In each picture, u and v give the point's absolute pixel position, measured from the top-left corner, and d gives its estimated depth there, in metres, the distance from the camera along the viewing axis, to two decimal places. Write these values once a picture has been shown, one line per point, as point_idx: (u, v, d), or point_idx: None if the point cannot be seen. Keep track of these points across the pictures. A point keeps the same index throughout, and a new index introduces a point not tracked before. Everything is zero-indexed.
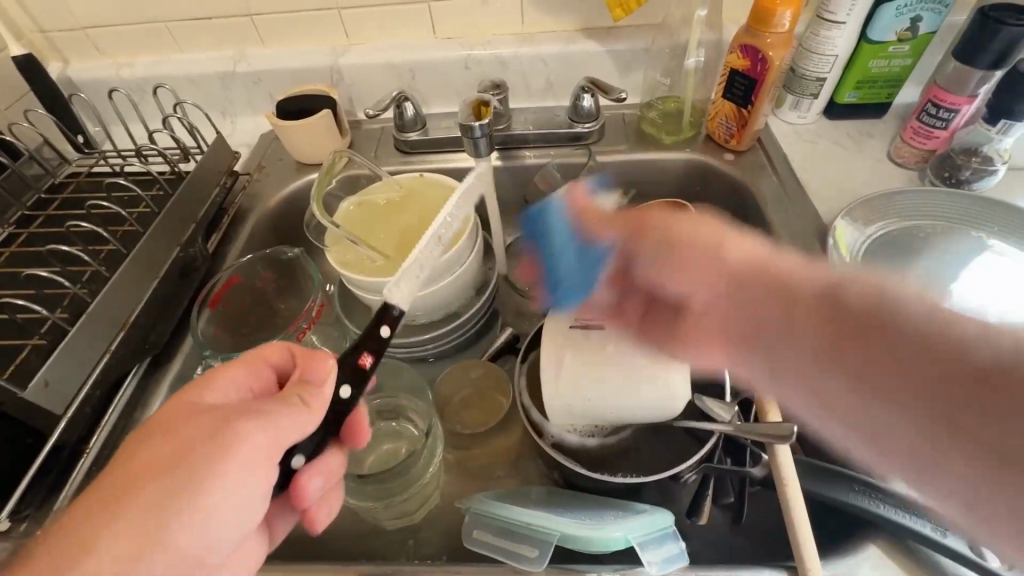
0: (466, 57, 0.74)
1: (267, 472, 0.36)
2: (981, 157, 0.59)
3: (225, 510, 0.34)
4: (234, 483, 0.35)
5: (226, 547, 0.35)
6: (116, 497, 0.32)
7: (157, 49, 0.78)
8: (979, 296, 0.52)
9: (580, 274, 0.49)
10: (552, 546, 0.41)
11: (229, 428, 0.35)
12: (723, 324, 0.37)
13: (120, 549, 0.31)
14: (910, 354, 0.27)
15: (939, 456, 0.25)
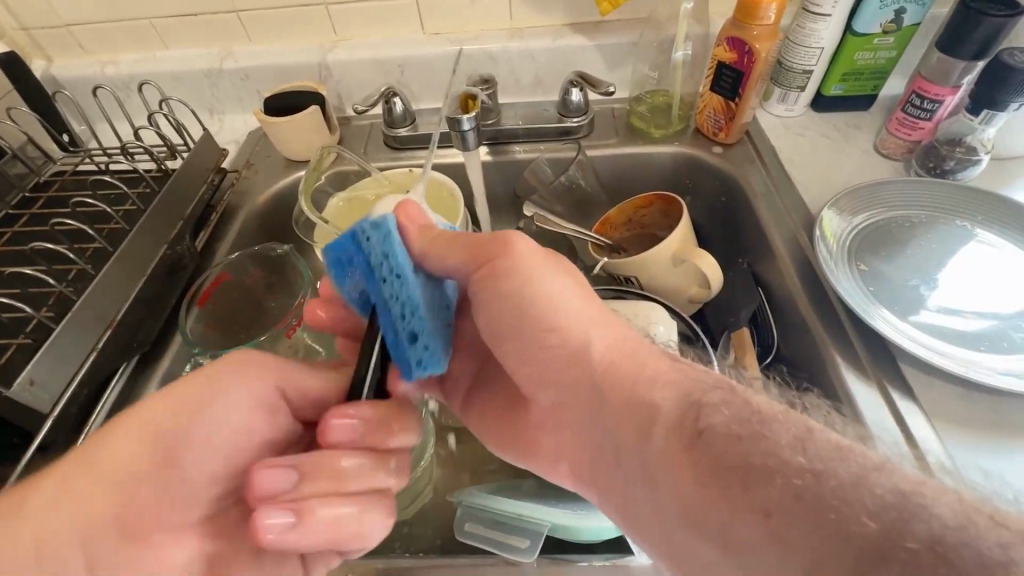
0: (454, 52, 0.74)
1: (257, 416, 0.40)
2: (965, 147, 0.60)
3: (222, 435, 0.39)
4: (227, 412, 0.39)
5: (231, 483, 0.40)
6: (105, 438, 0.37)
7: (142, 46, 0.77)
8: (965, 285, 0.53)
9: (429, 315, 0.36)
10: (544, 536, 0.42)
11: (217, 373, 0.40)
12: (577, 458, 0.39)
13: (129, 466, 0.37)
14: (726, 481, 0.28)
15: (733, 531, 0.27)
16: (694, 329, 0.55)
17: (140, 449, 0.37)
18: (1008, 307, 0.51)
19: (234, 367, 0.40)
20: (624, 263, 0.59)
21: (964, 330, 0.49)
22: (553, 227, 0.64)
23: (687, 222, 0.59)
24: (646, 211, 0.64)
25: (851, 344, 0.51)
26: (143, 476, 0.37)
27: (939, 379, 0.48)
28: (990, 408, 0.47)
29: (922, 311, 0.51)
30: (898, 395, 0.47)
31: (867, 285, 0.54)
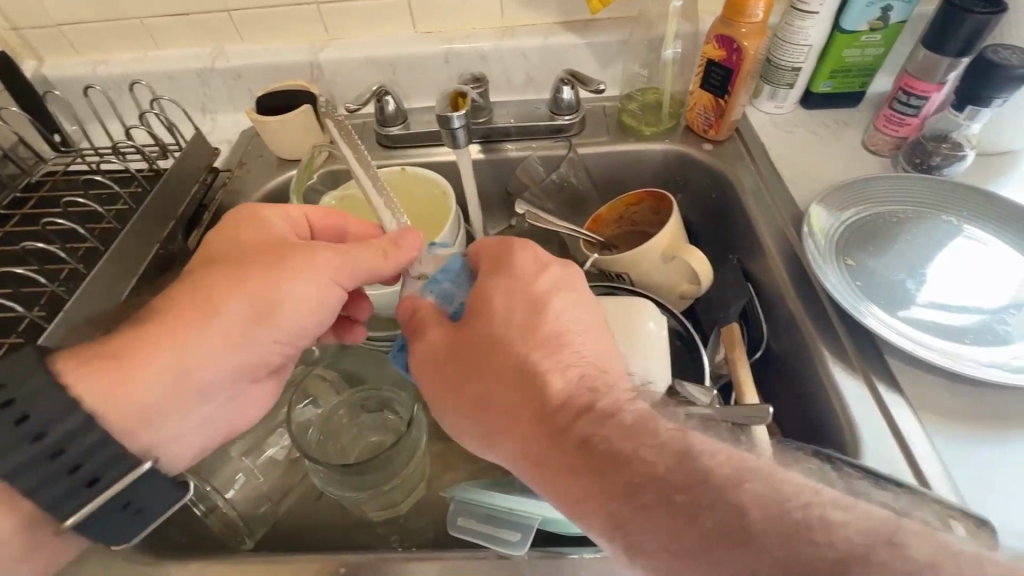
0: (446, 51, 0.74)
1: (329, 286, 0.46)
2: (951, 143, 0.61)
3: (300, 302, 0.45)
4: (308, 283, 0.45)
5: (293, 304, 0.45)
6: (207, 290, 0.43)
7: (133, 46, 0.77)
8: (950, 279, 0.54)
9: None
10: (534, 529, 0.42)
11: (310, 250, 0.46)
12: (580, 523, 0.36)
13: (239, 319, 0.43)
14: (707, 532, 0.29)
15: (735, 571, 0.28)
16: (685, 325, 0.55)
17: (241, 306, 0.43)
18: (991, 301, 0.51)
19: (330, 255, 0.46)
20: (615, 259, 0.60)
21: (949, 324, 0.50)
22: (545, 224, 0.64)
23: (677, 218, 0.60)
24: (637, 208, 0.65)
25: (838, 337, 0.51)
26: (249, 326, 0.43)
27: (923, 372, 0.49)
28: (974, 400, 0.47)
29: (907, 305, 0.52)
30: (883, 388, 0.48)
31: (854, 280, 0.54)
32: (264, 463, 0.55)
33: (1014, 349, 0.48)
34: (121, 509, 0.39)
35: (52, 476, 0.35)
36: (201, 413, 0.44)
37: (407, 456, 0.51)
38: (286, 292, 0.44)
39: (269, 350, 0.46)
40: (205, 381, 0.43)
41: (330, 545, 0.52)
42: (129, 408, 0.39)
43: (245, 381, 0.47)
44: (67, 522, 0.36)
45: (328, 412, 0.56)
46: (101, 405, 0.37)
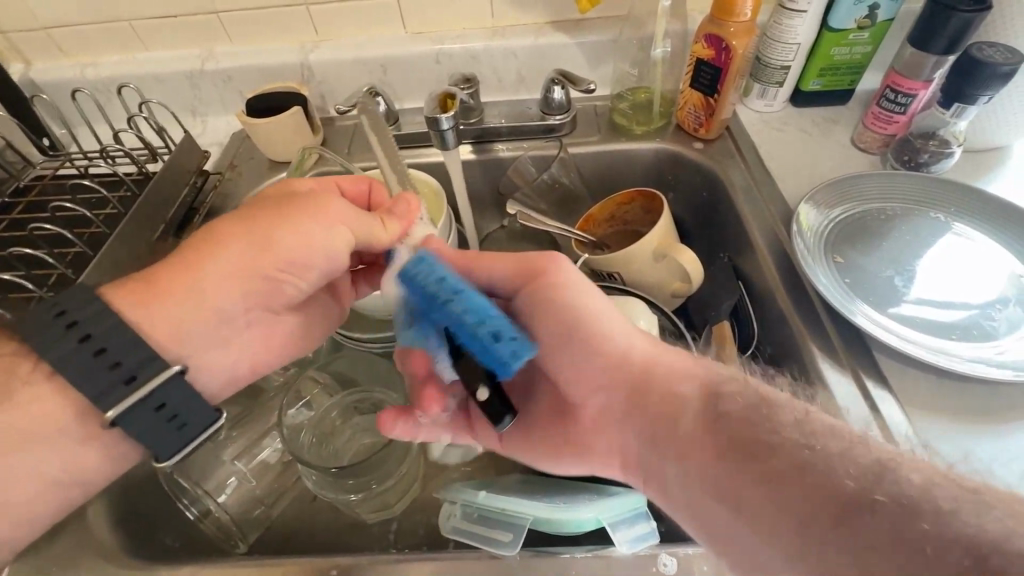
0: (436, 51, 0.74)
1: (331, 230, 0.46)
2: (938, 140, 0.61)
3: (303, 241, 0.44)
4: (312, 225, 0.45)
5: (297, 240, 0.44)
6: (219, 234, 0.43)
7: (122, 48, 0.77)
8: (938, 275, 0.54)
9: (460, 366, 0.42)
10: (525, 529, 0.42)
11: (317, 196, 0.46)
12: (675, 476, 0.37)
13: (247, 254, 0.43)
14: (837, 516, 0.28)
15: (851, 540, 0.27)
16: (674, 323, 0.56)
17: (245, 244, 0.43)
18: (978, 297, 0.52)
19: (338, 202, 0.46)
20: (607, 259, 0.60)
21: (936, 320, 0.51)
22: (536, 224, 0.64)
23: (668, 217, 0.60)
24: (629, 207, 0.65)
25: (827, 335, 0.52)
26: (252, 263, 0.43)
27: (911, 368, 0.49)
28: (960, 394, 0.48)
29: (895, 302, 0.52)
30: (872, 383, 0.48)
31: (843, 276, 0.55)
32: (256, 467, 0.55)
33: (1000, 344, 0.48)
34: (157, 413, 0.39)
35: (91, 370, 0.36)
36: (228, 339, 0.46)
37: (398, 457, 0.51)
38: (294, 235, 0.44)
39: (283, 283, 0.46)
40: (228, 312, 0.44)
41: (324, 547, 0.52)
42: (162, 330, 0.41)
43: (267, 312, 0.48)
44: (108, 414, 0.37)
45: (320, 415, 0.56)
46: (140, 325, 0.40)
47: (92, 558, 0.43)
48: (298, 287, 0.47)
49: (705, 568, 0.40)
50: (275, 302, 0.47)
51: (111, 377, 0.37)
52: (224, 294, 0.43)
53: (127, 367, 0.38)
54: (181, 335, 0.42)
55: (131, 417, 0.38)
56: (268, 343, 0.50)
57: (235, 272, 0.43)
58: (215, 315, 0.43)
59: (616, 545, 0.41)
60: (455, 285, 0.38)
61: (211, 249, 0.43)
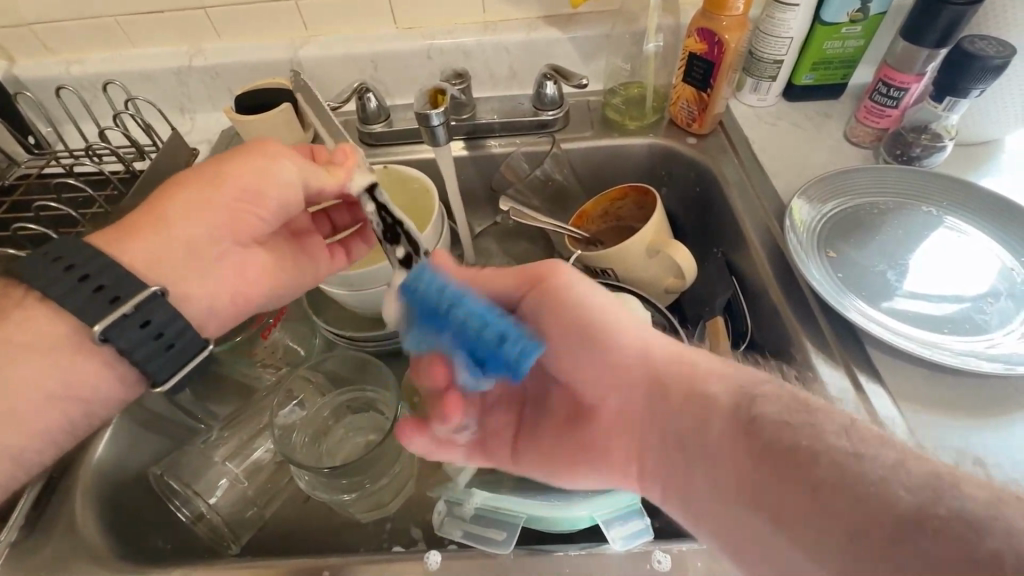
0: (427, 47, 0.74)
1: (279, 167, 0.45)
2: (930, 134, 0.61)
3: (254, 175, 0.44)
4: (261, 162, 0.44)
5: (248, 178, 0.44)
6: (178, 180, 0.44)
7: (107, 45, 0.76)
8: (931, 269, 0.54)
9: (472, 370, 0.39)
10: (519, 528, 0.43)
11: (262, 142, 0.46)
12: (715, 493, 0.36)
13: (199, 189, 0.43)
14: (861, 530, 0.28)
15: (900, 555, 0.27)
16: (669, 319, 0.55)
17: (197, 186, 0.43)
18: (970, 290, 0.52)
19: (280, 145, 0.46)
20: (600, 255, 0.59)
21: (928, 314, 0.51)
22: (529, 221, 0.64)
23: (660, 213, 0.60)
24: (622, 203, 0.65)
25: (820, 329, 0.52)
26: (208, 197, 0.43)
27: (904, 362, 0.49)
28: (953, 388, 0.48)
29: (887, 295, 0.53)
30: (865, 377, 0.48)
31: (835, 271, 0.55)
32: (249, 467, 0.54)
33: (992, 337, 0.49)
34: (142, 330, 0.38)
35: (87, 312, 0.37)
36: (205, 270, 0.44)
37: (392, 456, 0.51)
38: (243, 166, 0.44)
39: (246, 214, 0.45)
40: (198, 241, 0.43)
41: (319, 548, 0.52)
42: (142, 259, 0.41)
43: (239, 246, 0.46)
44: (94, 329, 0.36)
45: (312, 415, 0.56)
46: (118, 254, 0.40)
47: (83, 562, 0.43)
48: (263, 215, 0.45)
49: (699, 565, 0.40)
50: (246, 236, 0.46)
51: (94, 296, 0.37)
52: (188, 222, 0.42)
53: (107, 287, 0.37)
54: (161, 261, 0.42)
55: (117, 336, 0.37)
56: (246, 282, 0.47)
57: (193, 209, 0.43)
58: (186, 246, 0.43)
59: (610, 542, 0.41)
60: (458, 293, 0.36)
61: (178, 185, 0.43)
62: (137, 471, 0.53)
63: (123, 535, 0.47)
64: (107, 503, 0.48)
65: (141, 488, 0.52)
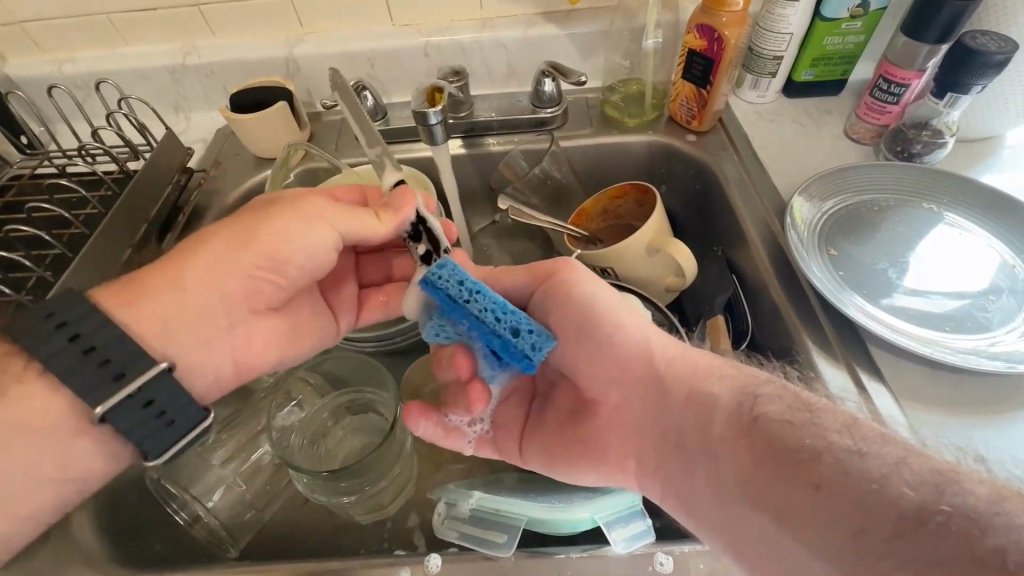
0: (425, 44, 0.73)
1: (318, 225, 0.45)
2: (931, 130, 0.61)
3: (289, 242, 0.44)
4: (299, 225, 0.44)
5: (283, 239, 0.44)
6: (207, 238, 0.44)
7: (101, 44, 0.75)
8: (932, 266, 0.54)
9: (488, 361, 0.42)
10: (520, 530, 0.42)
11: (306, 198, 0.46)
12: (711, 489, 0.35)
13: (229, 249, 0.43)
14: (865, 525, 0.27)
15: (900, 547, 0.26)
16: (669, 318, 0.55)
17: (230, 245, 0.43)
18: (972, 287, 0.52)
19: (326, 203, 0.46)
20: (599, 254, 0.59)
21: (930, 311, 0.51)
22: (528, 219, 0.63)
23: (660, 211, 0.59)
24: (622, 201, 0.64)
25: (822, 328, 0.51)
26: (238, 256, 0.43)
27: (905, 360, 0.49)
28: (953, 385, 0.48)
29: (888, 293, 0.52)
30: (866, 376, 0.48)
31: (837, 269, 0.54)
32: (246, 471, 0.54)
33: (994, 335, 0.48)
34: (145, 409, 0.39)
35: (80, 363, 0.37)
36: (206, 343, 0.45)
37: (391, 458, 0.50)
38: (276, 229, 0.44)
39: (262, 285, 0.45)
40: (209, 307, 0.44)
41: (317, 551, 0.52)
42: (153, 325, 0.41)
43: (250, 314, 0.47)
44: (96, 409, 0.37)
45: (311, 417, 0.55)
46: (127, 321, 0.40)
47: (79, 568, 0.42)
48: (283, 283, 0.46)
49: (701, 566, 0.40)
50: (259, 302, 0.47)
51: (97, 370, 0.37)
52: (203, 288, 0.43)
53: (110, 362, 0.37)
54: (172, 326, 0.42)
55: (115, 416, 0.37)
56: (256, 345, 0.48)
57: (214, 270, 0.43)
58: (199, 307, 0.43)
59: (612, 544, 0.41)
60: (476, 285, 0.39)
61: (198, 247, 0.43)
62: (133, 473, 0.52)
63: (119, 539, 0.47)
64: (103, 506, 0.48)
65: (138, 491, 0.52)
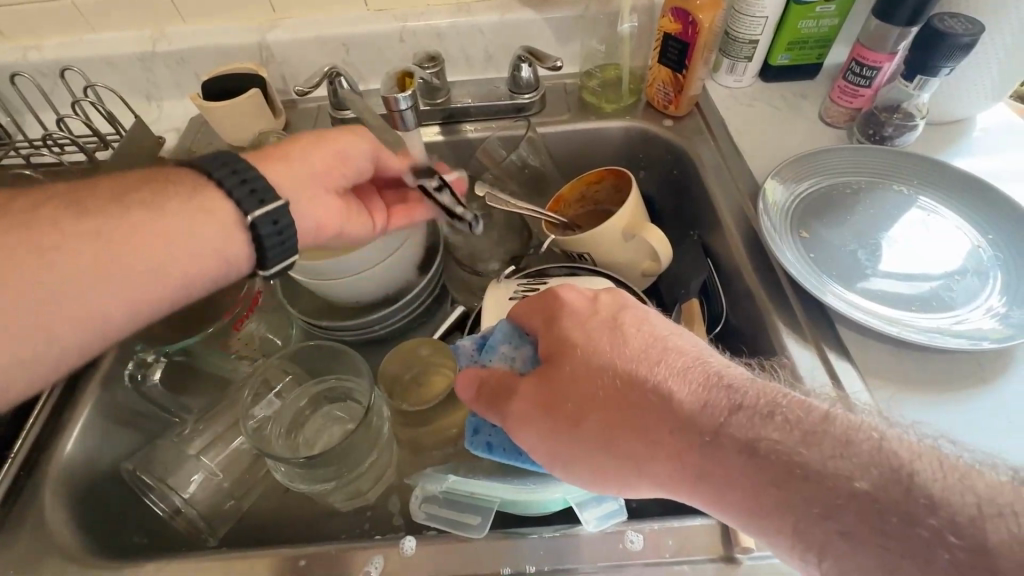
0: (400, 30, 0.72)
1: (363, 139, 0.50)
2: (902, 113, 0.61)
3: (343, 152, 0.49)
4: (351, 139, 0.50)
5: (339, 146, 0.49)
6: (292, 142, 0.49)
7: (66, 31, 0.73)
8: (898, 249, 0.55)
9: None
10: (493, 512, 0.43)
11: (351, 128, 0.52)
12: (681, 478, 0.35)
13: (311, 142, 0.48)
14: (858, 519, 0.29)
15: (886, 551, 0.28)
16: (644, 300, 0.55)
17: (310, 145, 0.48)
18: (939, 268, 0.53)
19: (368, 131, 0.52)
20: (576, 240, 0.59)
21: (898, 292, 0.52)
22: (506, 207, 0.62)
23: (636, 196, 0.59)
24: (598, 186, 0.64)
25: (792, 310, 0.52)
26: (311, 147, 0.48)
27: (874, 340, 0.50)
28: (920, 363, 0.49)
29: (858, 275, 0.53)
30: (834, 355, 0.49)
31: (807, 251, 0.55)
32: (224, 460, 0.54)
33: (958, 313, 0.50)
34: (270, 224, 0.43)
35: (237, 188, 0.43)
36: (305, 198, 0.47)
37: (367, 446, 0.50)
38: (337, 138, 0.49)
39: (333, 176, 0.49)
40: (302, 175, 0.47)
41: (298, 538, 0.52)
42: (286, 182, 0.47)
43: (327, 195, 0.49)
44: (248, 217, 0.43)
45: (287, 406, 0.55)
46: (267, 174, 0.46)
47: (54, 560, 0.42)
48: (349, 172, 0.50)
49: (671, 544, 0.40)
50: (332, 186, 0.49)
51: (249, 194, 0.43)
52: (301, 166, 0.47)
53: (257, 189, 0.43)
54: (287, 184, 0.46)
55: (260, 226, 0.43)
56: (324, 225, 0.49)
57: (305, 162, 0.47)
58: (298, 179, 0.47)
59: (584, 523, 0.42)
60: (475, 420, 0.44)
61: (296, 137, 0.49)
62: (111, 465, 0.52)
63: (95, 531, 0.47)
64: (79, 498, 0.48)
65: (116, 483, 0.52)
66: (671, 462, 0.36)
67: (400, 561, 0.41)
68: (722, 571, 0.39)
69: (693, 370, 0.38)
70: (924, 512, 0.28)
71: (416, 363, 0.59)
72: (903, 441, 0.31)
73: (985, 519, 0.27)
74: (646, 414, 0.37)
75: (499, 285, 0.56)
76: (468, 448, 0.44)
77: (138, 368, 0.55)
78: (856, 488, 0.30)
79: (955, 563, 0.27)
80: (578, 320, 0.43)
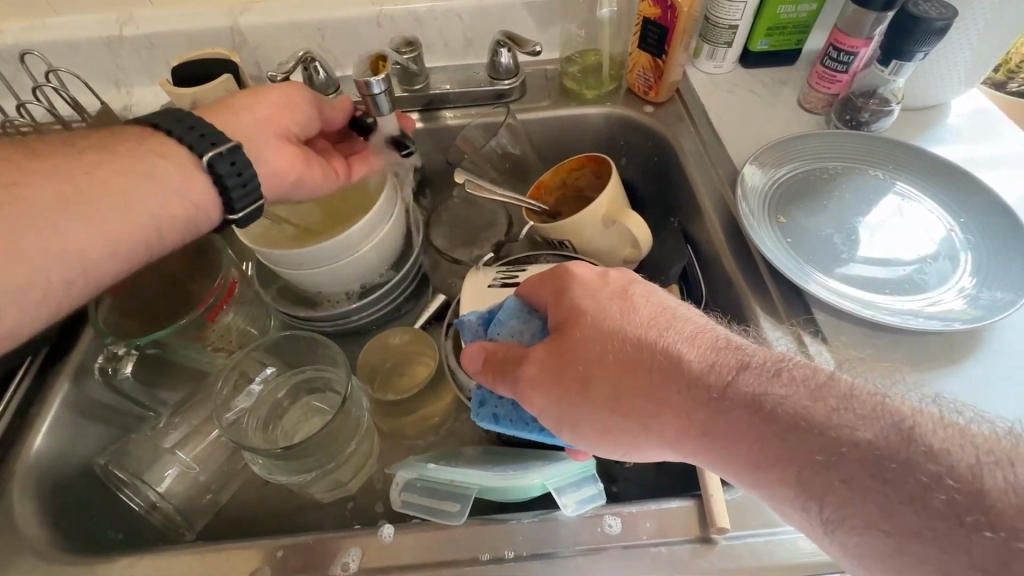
0: (376, 14, 0.70)
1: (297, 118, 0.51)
2: (879, 99, 0.62)
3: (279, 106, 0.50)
4: (270, 102, 0.49)
5: (274, 111, 0.49)
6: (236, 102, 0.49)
7: (26, 14, 0.70)
8: (881, 230, 0.56)
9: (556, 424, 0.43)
10: (472, 499, 0.43)
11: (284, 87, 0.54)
12: (687, 435, 0.36)
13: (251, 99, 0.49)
14: (866, 474, 0.29)
15: (899, 509, 0.28)
16: None
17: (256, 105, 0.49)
18: (920, 251, 0.54)
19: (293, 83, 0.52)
20: (557, 227, 0.59)
21: (890, 279, 0.52)
22: (486, 194, 0.61)
23: (615, 182, 0.59)
24: (579, 173, 0.64)
25: (769, 293, 0.53)
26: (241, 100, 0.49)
27: (855, 326, 0.51)
28: (903, 347, 0.50)
29: (840, 258, 0.54)
30: (810, 339, 0.50)
31: (791, 235, 0.56)
32: (202, 453, 0.53)
33: (938, 297, 0.50)
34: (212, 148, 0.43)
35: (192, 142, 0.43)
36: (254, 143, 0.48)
37: (347, 436, 0.49)
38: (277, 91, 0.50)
39: (279, 121, 0.50)
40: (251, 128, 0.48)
41: (277, 530, 0.52)
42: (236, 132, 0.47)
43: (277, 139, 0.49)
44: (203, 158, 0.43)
45: (265, 397, 0.54)
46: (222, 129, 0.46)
47: (25, 557, 0.41)
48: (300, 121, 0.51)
49: (651, 527, 0.41)
50: (284, 126, 0.50)
51: (199, 138, 0.43)
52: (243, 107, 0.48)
53: (208, 134, 0.44)
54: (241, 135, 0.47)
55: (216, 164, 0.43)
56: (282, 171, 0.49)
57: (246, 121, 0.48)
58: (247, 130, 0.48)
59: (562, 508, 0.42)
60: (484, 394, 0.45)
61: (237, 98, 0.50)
62: (82, 459, 0.51)
63: (66, 528, 0.46)
64: (49, 496, 0.47)
65: (88, 477, 0.51)
66: (677, 422, 0.36)
67: (380, 549, 0.41)
68: (699, 552, 0.40)
69: (702, 335, 0.39)
70: (924, 459, 0.29)
71: (394, 354, 0.58)
72: (908, 399, 0.32)
73: (982, 466, 0.27)
74: (654, 375, 0.37)
75: (478, 272, 0.56)
76: (475, 420, 0.45)
77: (108, 362, 0.53)
78: (861, 437, 0.30)
79: (951, 503, 0.27)
80: (587, 289, 0.43)
